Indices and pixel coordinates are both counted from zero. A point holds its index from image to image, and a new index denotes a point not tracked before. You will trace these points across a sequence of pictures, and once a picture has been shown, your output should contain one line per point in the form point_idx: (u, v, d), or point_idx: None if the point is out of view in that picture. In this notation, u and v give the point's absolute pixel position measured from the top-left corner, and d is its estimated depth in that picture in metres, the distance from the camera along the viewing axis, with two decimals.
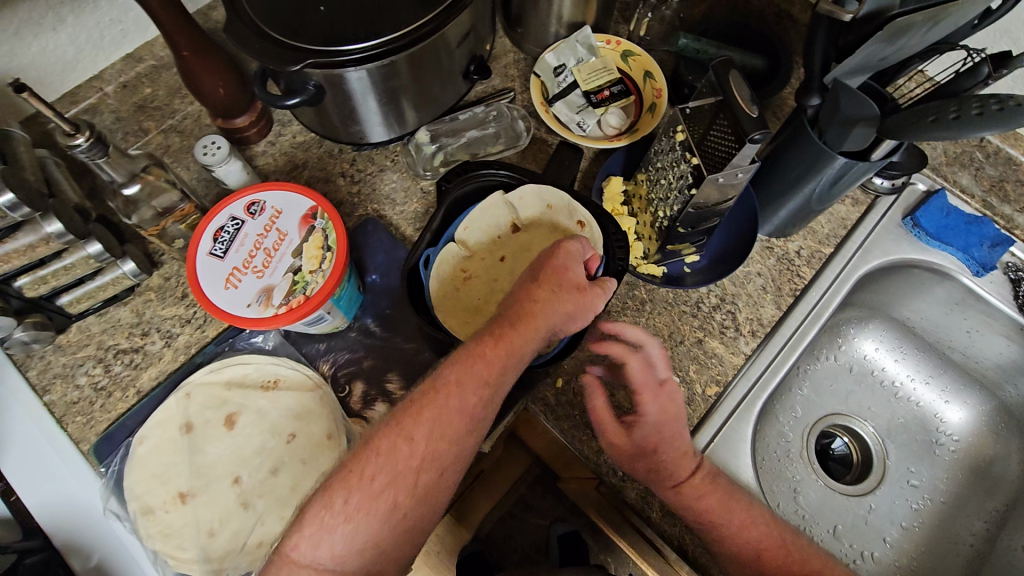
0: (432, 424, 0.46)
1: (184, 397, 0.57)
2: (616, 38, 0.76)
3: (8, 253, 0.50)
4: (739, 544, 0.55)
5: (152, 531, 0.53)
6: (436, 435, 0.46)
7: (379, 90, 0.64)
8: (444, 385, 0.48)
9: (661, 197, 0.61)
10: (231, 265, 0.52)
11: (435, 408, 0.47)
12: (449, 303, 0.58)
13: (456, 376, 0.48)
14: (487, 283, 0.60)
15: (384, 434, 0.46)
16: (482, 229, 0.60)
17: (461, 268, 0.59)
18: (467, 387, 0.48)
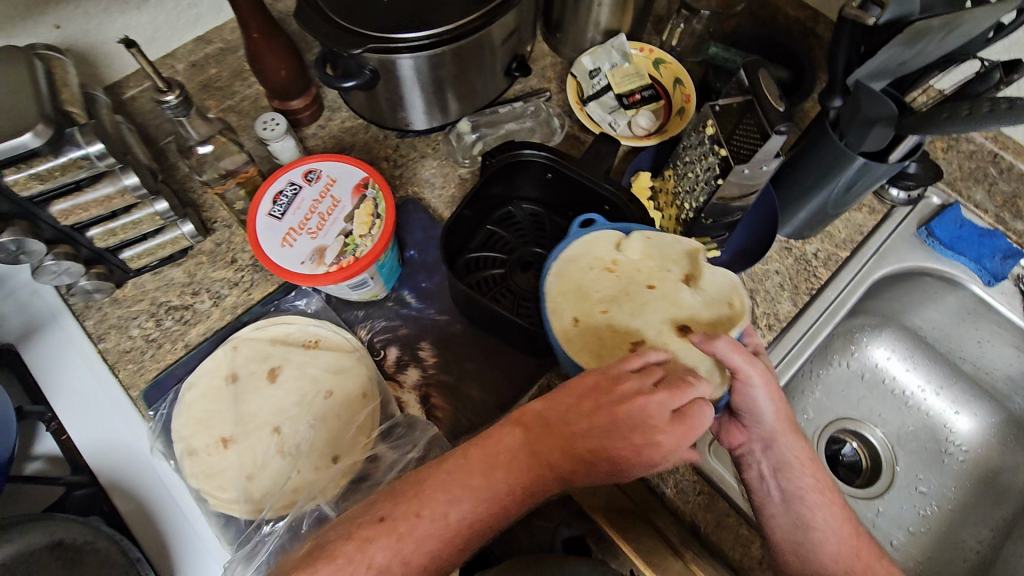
0: (427, 550, 0.44)
1: (231, 349, 0.61)
2: (649, 47, 0.81)
3: (87, 202, 0.54)
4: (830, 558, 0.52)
5: (196, 471, 0.56)
6: (429, 560, 0.44)
7: (429, 79, 0.69)
8: (456, 517, 0.44)
9: (687, 189, 0.65)
10: (288, 226, 0.56)
11: (433, 535, 0.44)
12: (570, 274, 0.57)
13: (466, 517, 0.45)
14: (616, 289, 0.57)
15: (383, 542, 0.43)
16: (660, 254, 0.58)
17: (613, 260, 0.58)
18: (472, 522, 0.45)
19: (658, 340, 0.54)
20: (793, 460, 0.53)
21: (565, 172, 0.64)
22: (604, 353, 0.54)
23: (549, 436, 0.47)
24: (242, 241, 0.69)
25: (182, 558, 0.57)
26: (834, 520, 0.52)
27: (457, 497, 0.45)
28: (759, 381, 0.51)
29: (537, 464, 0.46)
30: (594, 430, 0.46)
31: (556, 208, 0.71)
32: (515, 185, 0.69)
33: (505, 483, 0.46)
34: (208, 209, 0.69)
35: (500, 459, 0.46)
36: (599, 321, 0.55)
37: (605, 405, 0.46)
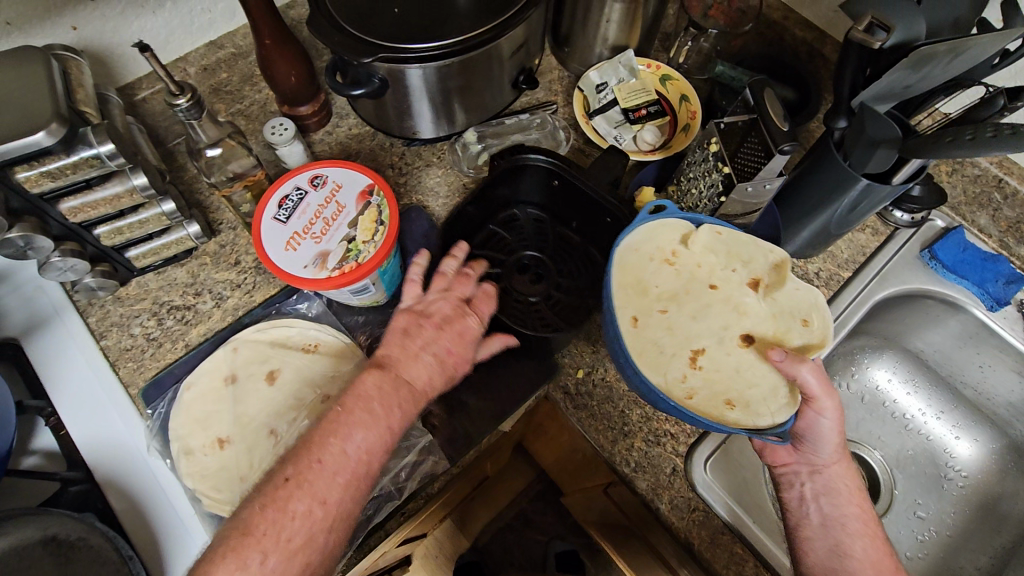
0: (345, 484, 0.46)
1: (231, 351, 0.61)
2: (656, 64, 0.82)
3: (96, 200, 0.55)
4: None
5: (191, 471, 0.56)
6: (348, 494, 0.46)
7: (437, 89, 0.70)
8: (355, 448, 0.46)
9: (691, 205, 0.66)
10: (293, 230, 0.57)
11: (347, 470, 0.46)
12: (631, 265, 0.57)
13: (368, 445, 0.47)
14: (680, 283, 0.58)
15: (298, 495, 0.44)
16: (727, 252, 0.59)
17: (674, 251, 0.58)
18: (375, 449, 0.47)
19: (720, 349, 0.56)
20: (840, 487, 0.56)
21: (567, 178, 0.66)
22: (662, 360, 0.55)
23: (396, 371, 0.51)
24: (246, 244, 0.69)
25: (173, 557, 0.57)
26: (873, 552, 0.53)
27: (353, 433, 0.47)
28: (831, 413, 0.53)
29: (405, 390, 0.50)
30: (439, 348, 0.53)
31: (557, 216, 0.72)
32: (519, 187, 0.70)
33: (383, 410, 0.48)
34: (214, 210, 0.70)
35: (374, 395, 0.49)
36: (658, 319, 0.56)
37: (448, 332, 0.54)
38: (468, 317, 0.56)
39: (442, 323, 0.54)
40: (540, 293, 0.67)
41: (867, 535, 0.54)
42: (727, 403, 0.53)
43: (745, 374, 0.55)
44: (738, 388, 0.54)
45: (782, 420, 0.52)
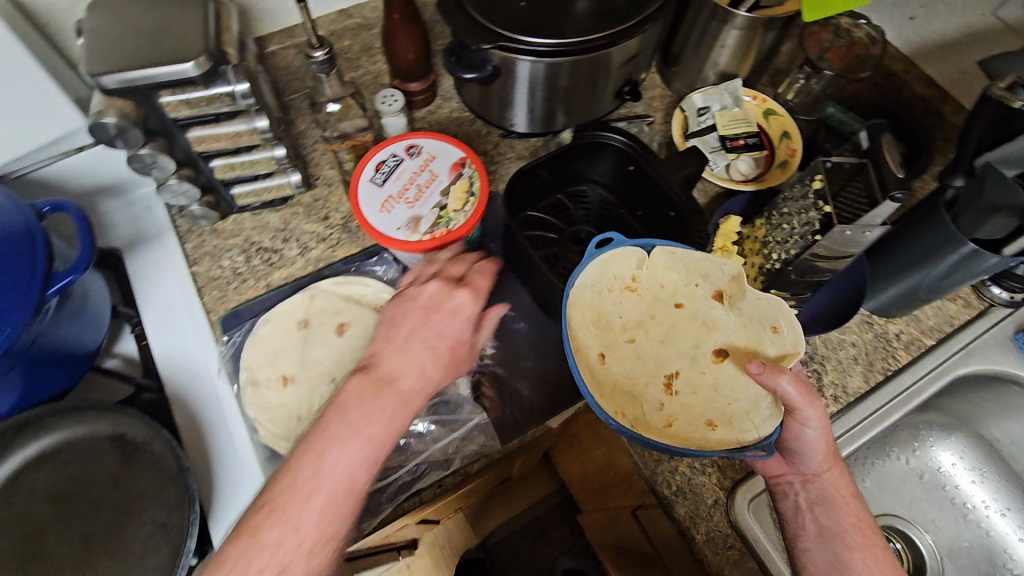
0: (320, 510, 0.40)
1: (309, 298, 0.64)
2: (762, 96, 0.81)
3: (218, 134, 0.59)
4: None
5: (253, 401, 0.59)
6: (326, 521, 0.40)
7: (544, 85, 0.71)
8: (333, 466, 0.41)
9: (779, 240, 0.63)
10: (387, 193, 0.59)
11: (323, 489, 0.40)
12: (591, 303, 0.59)
13: (350, 460, 0.41)
14: (641, 309, 0.60)
15: (272, 521, 0.40)
16: (686, 269, 0.61)
17: (631, 278, 0.60)
18: (356, 470, 0.41)
19: (693, 370, 0.57)
20: (834, 495, 0.55)
21: (642, 161, 0.67)
22: (636, 394, 0.56)
23: (378, 372, 0.45)
24: (338, 201, 0.73)
25: (224, 481, 0.59)
26: (872, 562, 0.53)
27: (330, 450, 0.41)
28: (817, 426, 0.52)
29: (388, 393, 0.44)
30: (431, 336, 0.47)
31: (625, 201, 0.73)
32: (592, 167, 0.72)
33: (377, 410, 0.43)
34: (316, 166, 0.74)
35: (352, 402, 0.43)
36: (626, 350, 0.58)
37: (439, 316, 0.48)
38: (462, 301, 0.49)
39: (429, 309, 0.49)
40: None
41: (864, 544, 0.53)
42: (709, 424, 0.54)
43: (722, 390, 0.56)
44: (716, 407, 0.55)
45: (767, 433, 0.52)
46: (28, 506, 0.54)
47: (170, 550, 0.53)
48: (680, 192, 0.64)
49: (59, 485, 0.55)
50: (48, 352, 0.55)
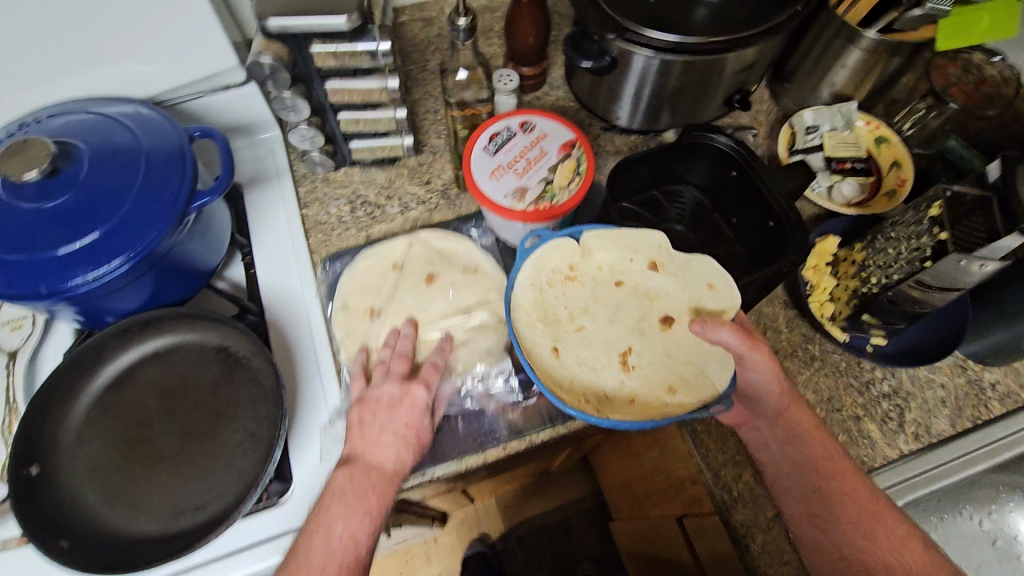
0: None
1: (408, 245, 0.70)
2: (877, 122, 0.79)
3: (352, 88, 0.63)
4: (845, 522, 0.56)
5: (341, 325, 0.65)
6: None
7: (657, 83, 0.72)
8: (339, 538, 0.51)
9: (882, 264, 0.62)
10: (498, 162, 0.62)
11: (335, 561, 0.50)
12: (537, 301, 0.61)
13: (352, 531, 0.51)
14: (585, 294, 0.63)
15: None
16: (620, 245, 0.63)
17: (569, 267, 0.62)
18: (358, 534, 0.51)
19: (644, 343, 0.62)
20: (800, 430, 0.59)
21: (746, 166, 0.66)
22: (598, 376, 0.60)
23: (365, 459, 0.54)
24: (441, 169, 0.77)
25: (307, 407, 0.64)
26: (845, 487, 0.57)
27: (335, 526, 0.51)
28: (763, 367, 0.57)
29: (376, 474, 0.54)
30: (399, 428, 0.56)
31: (720, 206, 0.73)
32: (693, 168, 0.72)
33: (358, 498, 0.52)
34: (426, 134, 0.78)
35: (347, 488, 0.53)
36: (577, 337, 0.61)
37: (402, 410, 0.57)
38: (415, 387, 0.58)
39: (392, 406, 0.57)
40: None
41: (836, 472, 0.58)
42: (669, 391, 0.59)
43: (675, 355, 0.61)
44: (673, 373, 0.60)
45: (723, 387, 0.57)
46: (141, 397, 0.61)
47: (257, 456, 0.58)
48: (785, 204, 0.63)
49: (167, 383, 0.61)
50: (176, 264, 0.61)
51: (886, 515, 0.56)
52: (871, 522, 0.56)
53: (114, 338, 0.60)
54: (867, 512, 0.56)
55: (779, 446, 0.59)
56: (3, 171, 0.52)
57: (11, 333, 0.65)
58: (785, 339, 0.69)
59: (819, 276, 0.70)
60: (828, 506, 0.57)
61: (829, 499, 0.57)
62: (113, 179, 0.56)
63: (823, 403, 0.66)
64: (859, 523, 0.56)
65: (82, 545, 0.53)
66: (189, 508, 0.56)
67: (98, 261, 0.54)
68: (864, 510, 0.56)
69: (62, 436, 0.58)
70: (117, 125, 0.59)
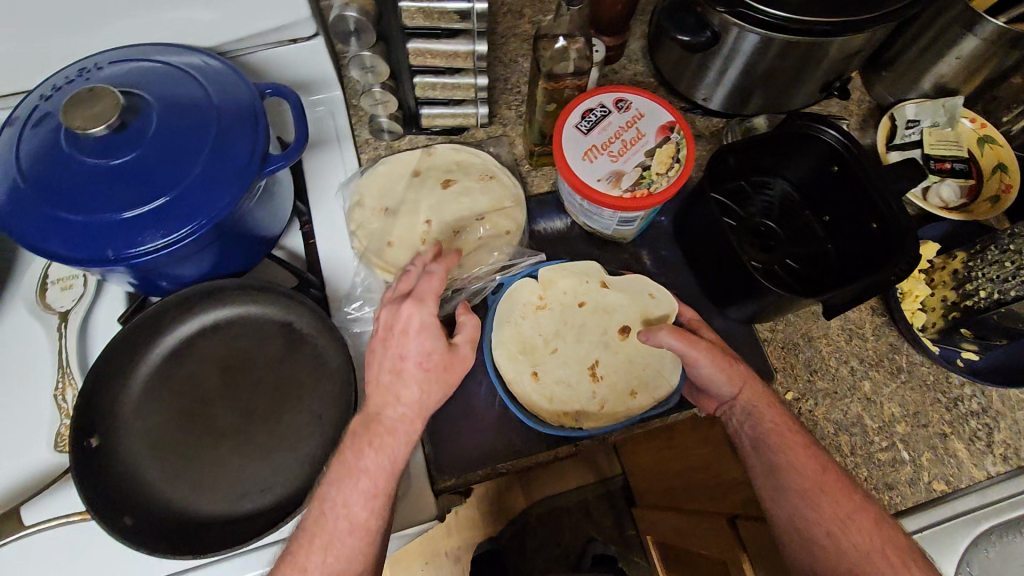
0: (327, 548, 0.47)
1: (426, 153, 0.69)
2: (981, 120, 0.74)
3: (436, 51, 0.58)
4: (797, 494, 0.53)
5: (355, 219, 0.65)
6: (333, 556, 0.47)
7: (756, 64, 0.67)
8: (333, 506, 0.48)
9: (992, 276, 0.58)
10: (591, 143, 0.57)
11: (329, 532, 0.48)
12: (510, 336, 0.63)
13: (346, 498, 0.48)
14: (555, 321, 0.65)
15: (324, 536, 0.48)
16: (575, 271, 0.65)
17: (536, 299, 0.65)
18: (353, 500, 0.48)
19: (608, 353, 0.64)
20: (758, 409, 0.57)
21: (854, 163, 0.61)
22: (573, 393, 0.62)
23: (368, 409, 0.51)
24: (512, 143, 0.72)
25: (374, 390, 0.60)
26: (795, 459, 0.54)
27: (329, 492, 0.49)
28: (704, 358, 0.57)
29: (375, 427, 0.50)
30: (395, 360, 0.51)
31: (811, 202, 0.68)
32: (788, 161, 0.67)
33: (353, 458, 0.49)
34: (496, 104, 0.73)
35: (347, 444, 0.50)
36: (552, 360, 0.63)
37: (394, 340, 0.52)
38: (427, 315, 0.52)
39: (385, 338, 0.52)
40: (763, 261, 0.65)
41: (789, 441, 0.55)
42: (632, 393, 0.62)
43: (635, 360, 0.64)
44: (636, 377, 0.63)
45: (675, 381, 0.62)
46: (200, 370, 0.58)
47: (324, 439, 0.55)
48: (894, 205, 0.58)
49: (227, 355, 0.58)
50: (242, 232, 0.57)
51: (837, 476, 0.53)
52: (825, 485, 0.53)
53: (174, 307, 0.57)
54: (819, 474, 0.53)
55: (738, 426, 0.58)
56: (69, 124, 0.47)
57: (62, 293, 0.61)
58: (871, 349, 0.65)
59: (912, 284, 0.66)
60: (779, 481, 0.54)
61: (781, 473, 0.54)
62: (181, 137, 0.52)
63: (908, 418, 0.63)
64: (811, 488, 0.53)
65: (145, 522, 0.51)
66: (253, 490, 0.54)
67: (167, 227, 0.50)
68: (816, 472, 0.53)
69: (122, 406, 0.56)
70: (183, 77, 0.54)
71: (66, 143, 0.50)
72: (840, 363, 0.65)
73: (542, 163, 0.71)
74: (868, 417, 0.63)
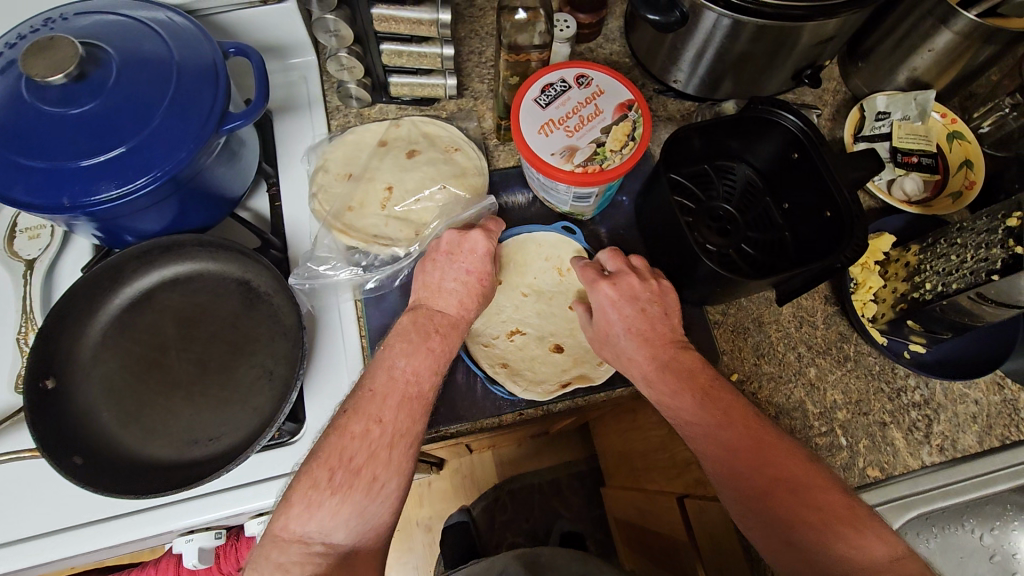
0: (398, 405, 0.51)
1: (395, 124, 0.70)
2: (953, 115, 0.74)
3: (401, 19, 0.58)
4: (721, 435, 0.53)
5: (321, 184, 0.67)
6: (404, 412, 0.50)
7: (724, 50, 0.66)
8: (402, 372, 0.52)
9: (938, 271, 0.59)
10: (548, 117, 0.58)
11: (398, 392, 0.51)
12: (522, 251, 0.67)
13: (415, 366, 0.52)
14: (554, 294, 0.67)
15: (371, 410, 0.50)
16: None
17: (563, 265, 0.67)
18: (421, 371, 0.53)
19: (533, 341, 0.65)
20: (674, 373, 0.56)
21: (810, 151, 0.61)
22: (497, 313, 0.65)
23: (428, 305, 0.57)
24: (481, 117, 0.73)
25: (325, 349, 0.62)
26: (709, 404, 0.54)
27: (397, 361, 0.52)
28: (599, 330, 0.60)
29: (439, 318, 0.56)
30: (460, 273, 0.57)
31: (770, 191, 0.69)
32: (751, 148, 0.68)
33: (421, 338, 0.54)
34: (468, 76, 0.74)
35: (411, 328, 0.55)
36: (516, 295, 0.66)
37: (461, 256, 0.58)
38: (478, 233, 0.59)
39: (451, 252, 0.58)
40: (720, 245, 0.66)
41: (715, 400, 0.55)
42: (499, 364, 0.63)
43: (535, 360, 0.64)
44: (518, 360, 0.64)
45: (519, 392, 0.61)
46: (158, 322, 0.60)
47: (273, 394, 0.57)
48: (848, 195, 0.59)
49: (185, 309, 0.60)
50: (202, 190, 0.58)
51: (773, 454, 0.52)
52: (771, 472, 0.51)
53: (134, 260, 0.59)
54: (755, 461, 0.51)
55: (668, 388, 0.56)
56: (28, 72, 0.49)
57: (28, 242, 0.63)
58: (821, 336, 0.67)
59: (866, 275, 0.67)
60: (704, 423, 0.54)
61: (707, 419, 0.54)
62: (142, 91, 0.53)
63: (850, 405, 0.64)
64: (757, 484, 0.51)
65: (96, 464, 0.53)
66: (202, 439, 0.56)
67: (123, 177, 0.51)
68: (753, 464, 0.51)
69: (79, 353, 0.57)
70: (147, 32, 0.55)
71: (27, 91, 0.51)
72: (788, 349, 0.66)
73: (510, 137, 0.71)
74: (810, 402, 0.64)
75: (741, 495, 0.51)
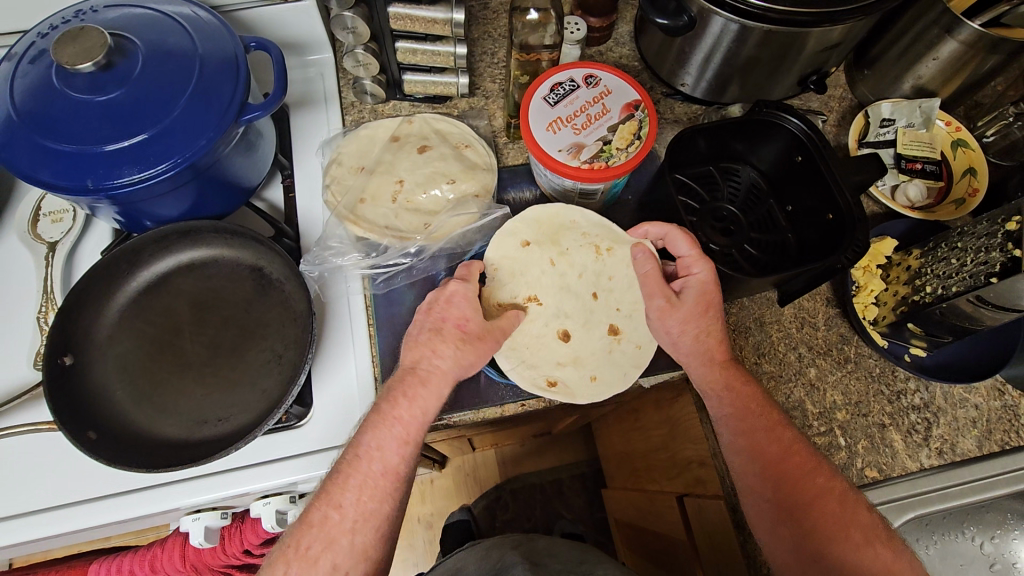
0: (360, 486, 0.50)
1: (408, 122, 0.72)
2: (958, 124, 0.74)
3: (417, 18, 0.61)
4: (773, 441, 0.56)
5: (335, 177, 0.69)
6: (365, 495, 0.50)
7: (730, 55, 0.68)
8: (367, 448, 0.51)
9: (939, 273, 0.59)
10: (556, 115, 0.60)
11: (360, 473, 0.50)
12: (559, 220, 0.67)
13: (380, 441, 0.51)
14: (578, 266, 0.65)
15: (341, 490, 0.50)
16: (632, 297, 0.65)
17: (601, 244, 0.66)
18: (386, 444, 0.51)
19: (546, 313, 0.63)
20: (738, 371, 0.59)
21: (812, 151, 0.62)
22: (518, 270, 0.64)
23: (405, 363, 0.54)
24: (491, 115, 0.75)
25: (334, 334, 0.64)
26: (767, 411, 0.57)
27: (364, 436, 0.51)
28: (673, 300, 0.59)
29: (409, 377, 0.53)
30: (435, 321, 0.56)
31: (774, 190, 0.70)
32: (756, 149, 0.69)
33: (388, 406, 0.52)
34: (480, 76, 0.76)
35: (384, 397, 0.53)
36: (541, 257, 0.65)
37: (438, 307, 0.57)
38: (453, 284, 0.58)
39: (428, 307, 0.57)
40: (723, 244, 0.67)
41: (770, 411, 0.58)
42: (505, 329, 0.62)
43: (536, 342, 0.63)
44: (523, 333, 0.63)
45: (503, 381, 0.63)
46: (172, 305, 0.61)
47: (281, 377, 0.59)
48: (850, 198, 0.59)
49: (199, 293, 0.62)
50: (220, 177, 0.60)
51: (817, 470, 0.55)
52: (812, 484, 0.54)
53: (152, 244, 0.61)
54: (800, 475, 0.54)
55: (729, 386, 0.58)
56: (58, 58, 0.51)
57: (50, 225, 0.65)
58: (822, 338, 0.67)
59: (868, 278, 0.67)
60: (761, 424, 0.56)
61: (766, 421, 0.57)
62: (166, 82, 0.55)
63: (850, 406, 0.65)
64: (803, 494, 0.54)
65: (109, 440, 0.55)
66: (212, 419, 0.57)
67: (146, 162, 0.53)
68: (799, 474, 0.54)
69: (97, 331, 0.59)
70: (173, 25, 0.57)
71: (58, 78, 0.53)
72: (789, 349, 0.67)
73: (519, 136, 0.73)
74: (810, 403, 0.65)
75: (781, 498, 0.54)
